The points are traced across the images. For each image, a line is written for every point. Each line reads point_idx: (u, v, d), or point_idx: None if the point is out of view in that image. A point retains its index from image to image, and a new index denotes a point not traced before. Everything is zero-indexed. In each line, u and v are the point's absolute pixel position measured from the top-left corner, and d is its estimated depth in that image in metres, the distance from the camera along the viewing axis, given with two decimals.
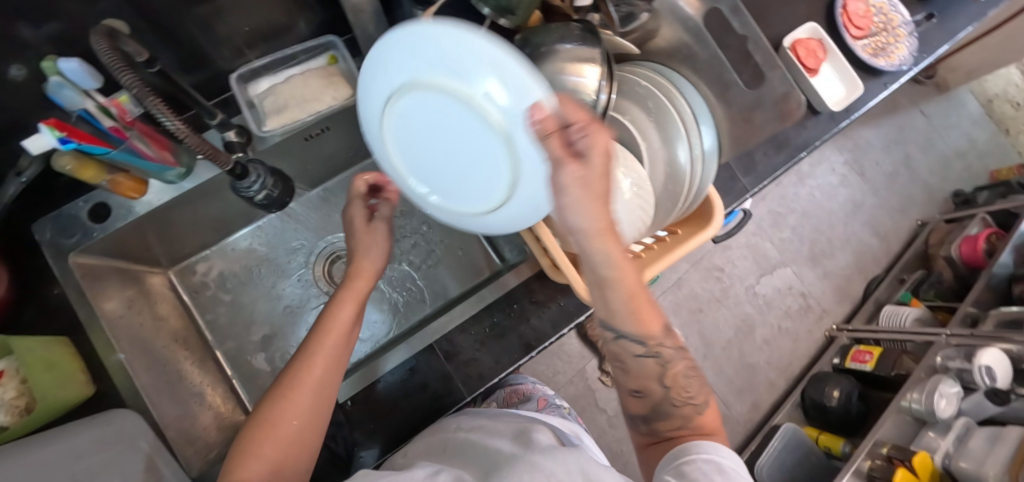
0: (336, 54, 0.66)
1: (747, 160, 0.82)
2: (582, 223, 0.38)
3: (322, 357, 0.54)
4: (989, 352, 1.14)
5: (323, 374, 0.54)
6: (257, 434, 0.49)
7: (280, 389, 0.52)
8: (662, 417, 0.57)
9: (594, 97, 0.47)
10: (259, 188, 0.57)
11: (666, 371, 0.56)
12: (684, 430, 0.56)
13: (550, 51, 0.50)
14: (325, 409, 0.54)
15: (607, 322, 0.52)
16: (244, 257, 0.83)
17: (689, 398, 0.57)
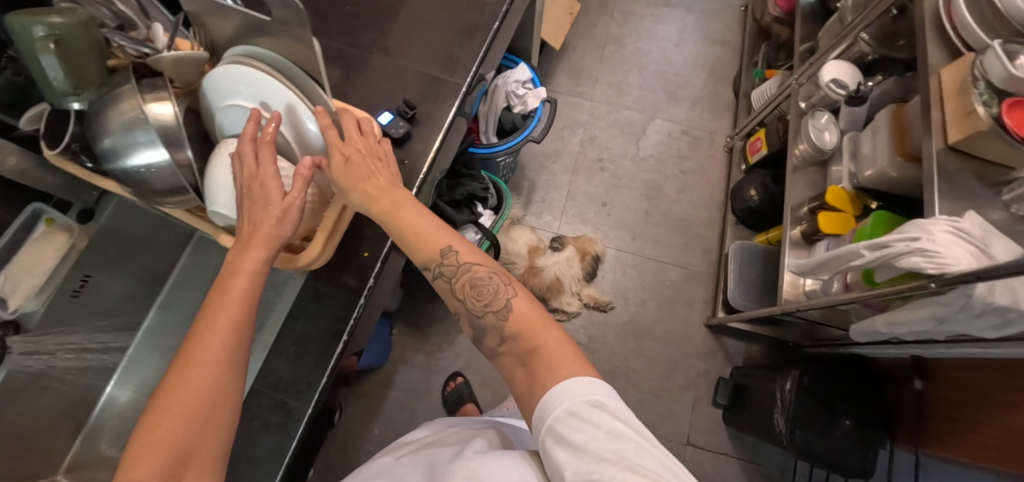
0: (51, 215, 0.70)
1: (449, 60, 0.82)
2: (352, 199, 0.58)
3: (214, 332, 0.48)
4: (828, 66, 1.15)
5: (219, 345, 0.48)
6: (153, 418, 0.44)
7: (177, 372, 0.46)
8: (482, 330, 0.58)
9: (163, 121, 0.52)
10: None
11: (456, 284, 0.59)
12: (510, 344, 0.55)
13: (107, 105, 0.52)
14: (233, 384, 0.48)
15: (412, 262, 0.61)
16: (111, 432, 0.81)
17: (486, 305, 0.57)
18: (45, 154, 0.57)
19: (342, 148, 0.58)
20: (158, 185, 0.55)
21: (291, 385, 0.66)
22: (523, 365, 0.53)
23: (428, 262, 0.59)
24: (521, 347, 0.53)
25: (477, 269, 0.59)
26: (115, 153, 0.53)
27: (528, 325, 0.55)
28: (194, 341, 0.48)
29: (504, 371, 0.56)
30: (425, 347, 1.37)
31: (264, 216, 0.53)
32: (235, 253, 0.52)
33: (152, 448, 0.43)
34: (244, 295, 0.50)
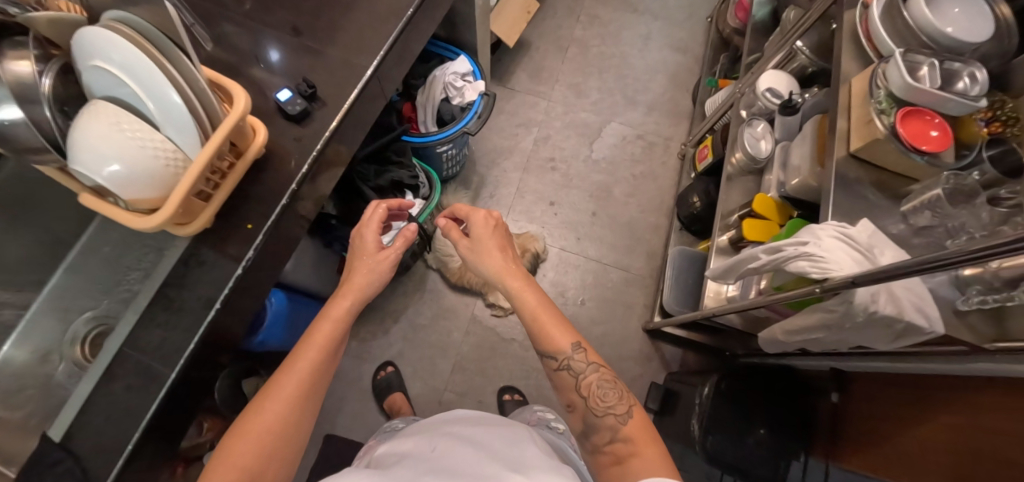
0: None
1: (358, 43, 0.83)
2: (486, 267, 0.88)
3: (298, 369, 0.65)
4: (765, 76, 1.17)
5: (301, 381, 0.64)
6: (243, 427, 0.60)
7: (261, 399, 0.62)
8: (593, 429, 0.74)
9: (20, 80, 0.54)
10: None
11: (581, 384, 0.78)
12: (617, 444, 0.70)
13: None
14: (309, 407, 0.65)
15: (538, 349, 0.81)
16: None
17: (607, 407, 0.74)
18: None
19: (484, 222, 0.91)
20: (17, 141, 0.56)
21: (157, 349, 0.66)
22: (616, 464, 0.68)
23: (555, 355, 0.78)
24: (629, 447, 0.68)
25: (598, 372, 0.78)
26: None
27: (641, 432, 0.70)
28: (284, 374, 0.64)
29: (597, 463, 0.72)
30: (360, 335, 1.37)
31: (356, 284, 0.76)
32: (331, 308, 0.73)
33: (243, 448, 0.58)
34: (327, 341, 0.69)
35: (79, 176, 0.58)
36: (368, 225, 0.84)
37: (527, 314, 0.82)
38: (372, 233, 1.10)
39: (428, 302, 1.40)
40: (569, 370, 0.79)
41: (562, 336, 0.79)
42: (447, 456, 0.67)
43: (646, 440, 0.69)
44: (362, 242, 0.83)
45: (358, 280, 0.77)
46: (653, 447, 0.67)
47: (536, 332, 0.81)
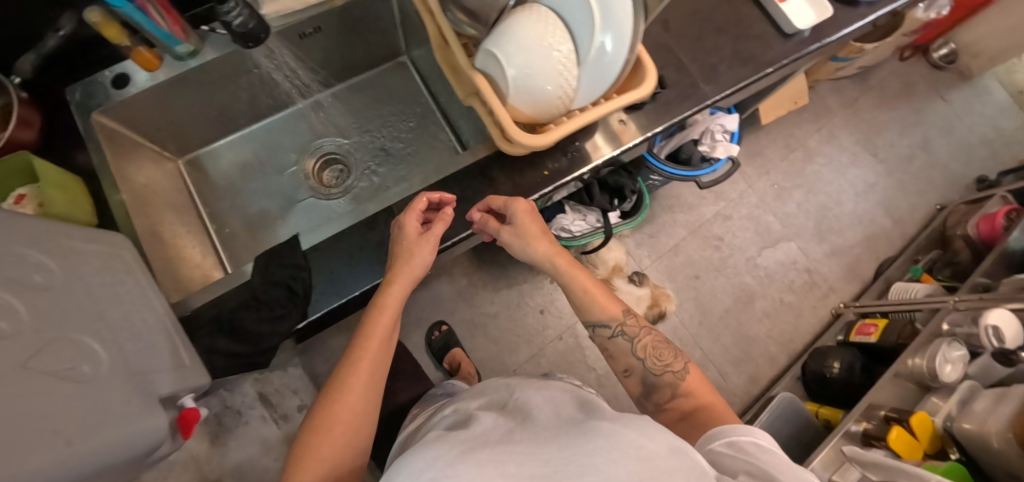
0: None
1: (707, 69, 0.82)
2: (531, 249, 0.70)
3: (364, 356, 0.59)
4: (995, 311, 1.03)
5: (367, 367, 0.58)
6: (313, 433, 0.54)
7: (331, 396, 0.56)
8: (655, 390, 0.66)
9: None
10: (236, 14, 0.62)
11: (637, 346, 0.69)
12: (680, 400, 0.64)
13: None
14: (376, 390, 0.59)
15: (585, 320, 0.71)
16: (239, 159, 0.90)
17: (666, 365, 0.66)
18: None
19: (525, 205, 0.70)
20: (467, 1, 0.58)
21: (417, 225, 0.70)
22: (681, 420, 0.63)
23: (611, 322, 0.69)
24: (692, 402, 0.63)
25: (650, 338, 0.69)
26: None
27: (703, 391, 0.64)
28: (347, 367, 0.58)
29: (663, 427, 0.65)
30: (472, 277, 1.40)
31: (415, 270, 0.65)
32: (382, 293, 0.63)
33: (323, 449, 0.53)
34: (386, 326, 0.62)
35: (488, 61, 0.60)
36: (411, 210, 0.66)
37: (569, 288, 0.70)
38: (566, 214, 1.09)
39: (544, 289, 1.41)
40: (621, 334, 0.69)
41: (601, 303, 0.70)
42: (503, 416, 0.52)
43: (705, 401, 0.63)
44: (403, 237, 0.66)
45: (407, 270, 0.64)
46: (712, 399, 0.63)
47: (578, 301, 0.71)
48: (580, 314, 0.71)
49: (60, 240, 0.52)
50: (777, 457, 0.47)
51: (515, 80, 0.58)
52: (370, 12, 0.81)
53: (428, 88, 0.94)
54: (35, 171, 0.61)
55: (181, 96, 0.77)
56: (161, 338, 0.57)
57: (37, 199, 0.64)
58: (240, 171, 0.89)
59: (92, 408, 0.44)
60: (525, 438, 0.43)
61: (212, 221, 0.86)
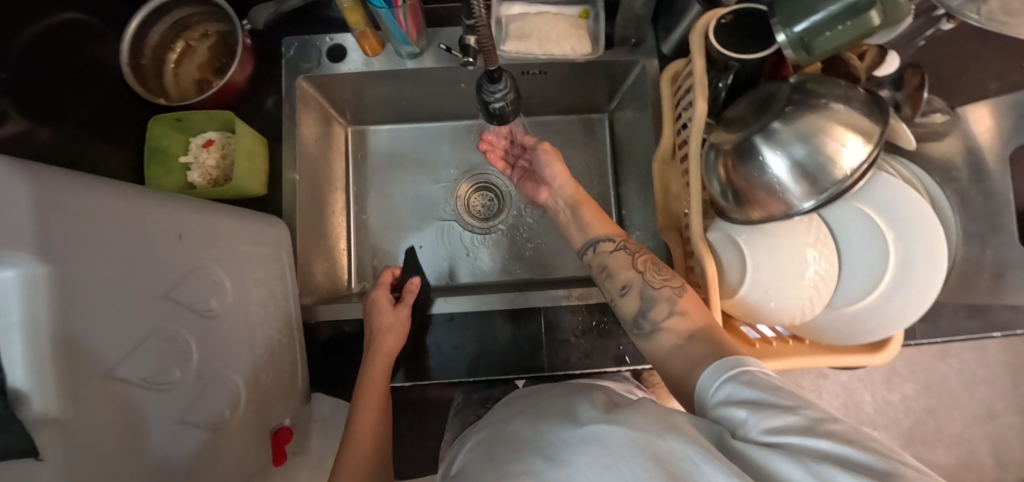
0: (590, 11, 0.67)
1: None
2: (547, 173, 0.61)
3: (368, 408, 0.55)
4: None
5: (372, 412, 0.55)
6: None
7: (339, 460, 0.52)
8: (652, 306, 0.49)
9: (843, 172, 0.45)
10: (500, 98, 0.47)
11: (637, 260, 0.53)
12: (676, 319, 0.47)
13: (824, 106, 0.46)
14: (382, 431, 0.55)
15: (583, 243, 0.57)
16: (402, 149, 0.85)
17: (665, 279, 0.50)
18: (706, 37, 0.51)
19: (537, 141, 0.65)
20: (744, 175, 0.49)
21: (553, 335, 0.65)
22: (679, 347, 0.45)
23: (612, 235, 0.55)
24: (688, 325, 0.46)
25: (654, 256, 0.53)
26: (769, 138, 0.47)
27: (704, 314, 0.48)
28: (353, 422, 0.55)
29: (661, 356, 0.47)
30: None
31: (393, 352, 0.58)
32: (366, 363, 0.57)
33: None
34: (380, 383, 0.57)
35: (729, 246, 0.53)
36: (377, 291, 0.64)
37: (576, 209, 0.58)
38: None
39: None
40: (624, 249, 0.54)
41: (599, 222, 0.57)
42: (492, 464, 0.39)
43: (703, 323, 0.46)
44: (380, 309, 0.61)
45: (392, 344, 0.58)
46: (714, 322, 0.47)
47: (575, 224, 0.58)
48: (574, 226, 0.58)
49: (237, 241, 0.51)
50: (792, 396, 0.33)
51: (754, 287, 0.50)
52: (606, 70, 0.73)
53: (614, 155, 0.85)
54: (234, 130, 0.60)
55: (380, 82, 0.72)
56: (287, 362, 0.57)
57: (223, 150, 0.63)
58: (396, 164, 0.85)
59: (218, 457, 0.44)
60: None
61: (353, 201, 0.83)
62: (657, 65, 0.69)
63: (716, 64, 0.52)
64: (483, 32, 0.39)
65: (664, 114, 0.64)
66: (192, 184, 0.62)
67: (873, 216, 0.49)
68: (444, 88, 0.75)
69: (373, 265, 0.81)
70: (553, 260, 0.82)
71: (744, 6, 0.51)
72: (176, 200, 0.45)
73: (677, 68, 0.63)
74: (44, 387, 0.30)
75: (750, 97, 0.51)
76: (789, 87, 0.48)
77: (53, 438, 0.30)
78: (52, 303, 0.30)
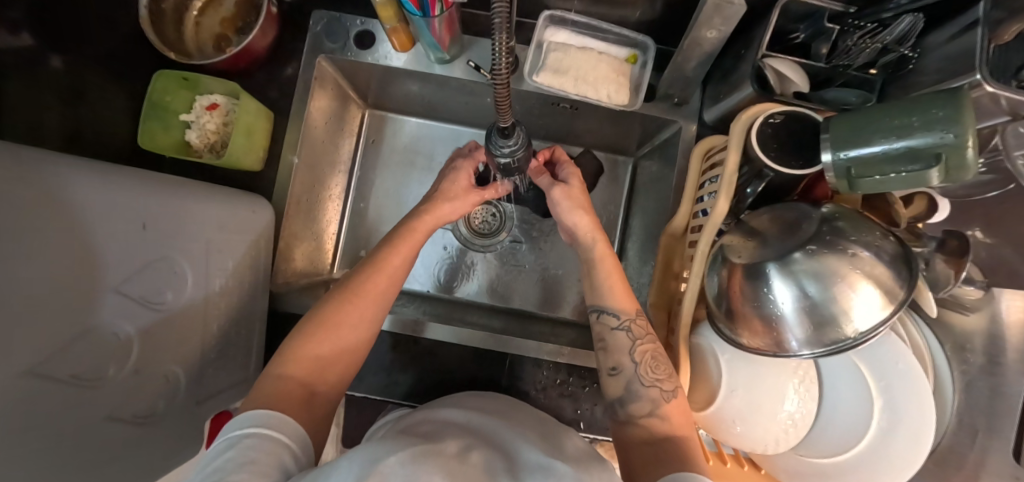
0: (638, 58, 0.62)
1: None
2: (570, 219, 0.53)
3: (383, 269, 0.50)
4: None
5: (377, 284, 0.49)
6: (295, 350, 0.45)
7: (326, 308, 0.48)
8: (634, 400, 0.46)
9: (849, 329, 0.42)
10: (509, 155, 0.44)
11: (639, 346, 0.48)
12: (653, 422, 0.45)
13: (849, 250, 0.42)
14: (376, 321, 0.49)
15: (590, 302, 0.52)
16: (416, 144, 0.82)
17: (658, 379, 0.46)
18: (747, 137, 0.47)
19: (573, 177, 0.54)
20: (747, 295, 0.46)
21: (516, 385, 0.63)
22: (648, 445, 0.44)
23: (622, 311, 0.49)
24: (663, 431, 0.44)
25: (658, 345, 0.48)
26: (783, 267, 0.44)
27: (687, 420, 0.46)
28: (359, 276, 0.49)
29: (625, 444, 0.46)
30: None
31: (443, 219, 0.54)
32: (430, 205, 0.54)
33: (306, 363, 0.45)
34: (401, 263, 0.51)
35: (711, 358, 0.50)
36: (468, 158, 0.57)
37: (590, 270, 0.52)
38: None
39: None
40: (628, 328, 0.49)
41: (617, 292, 0.51)
42: (456, 433, 0.41)
43: (680, 430, 0.44)
44: (451, 195, 0.55)
45: (448, 212, 0.54)
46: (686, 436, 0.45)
47: (589, 281, 0.52)
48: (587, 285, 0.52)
49: (212, 228, 0.49)
50: None
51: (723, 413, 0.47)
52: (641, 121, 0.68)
53: (629, 203, 0.80)
54: (239, 102, 0.57)
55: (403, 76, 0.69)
56: (242, 356, 0.55)
57: (226, 117, 0.61)
58: (406, 159, 0.81)
59: (139, 454, 0.43)
60: (464, 469, 0.34)
61: (354, 187, 0.80)
62: (695, 131, 0.64)
63: (751, 166, 0.48)
64: (500, 60, 0.35)
65: (686, 190, 0.60)
66: (187, 144, 0.60)
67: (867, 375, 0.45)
68: (470, 97, 0.70)
69: (360, 258, 0.79)
70: (540, 295, 0.80)
71: (796, 112, 0.47)
72: (150, 185, 0.44)
73: (712, 147, 0.59)
74: None
75: (775, 213, 0.47)
76: (819, 218, 0.44)
77: None
78: None
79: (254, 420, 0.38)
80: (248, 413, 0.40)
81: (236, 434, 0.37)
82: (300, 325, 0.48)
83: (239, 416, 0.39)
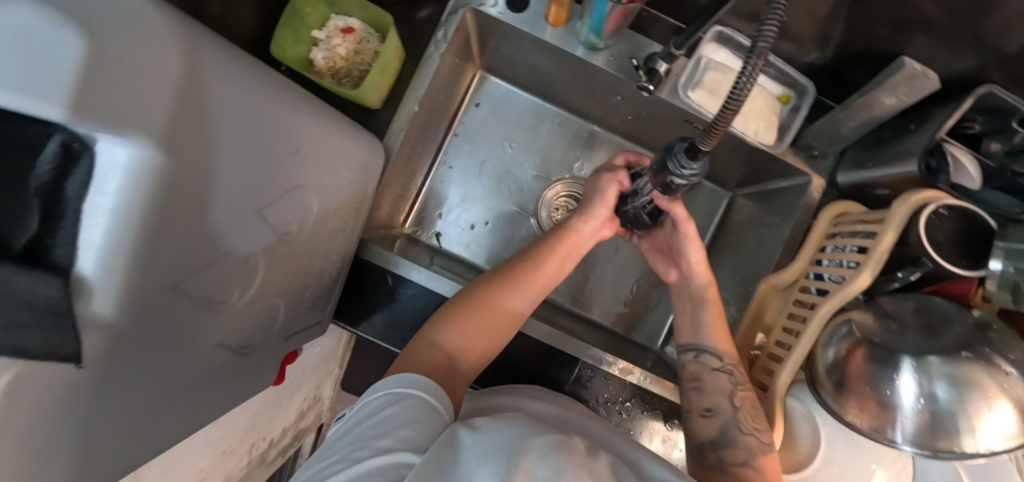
0: (791, 100, 0.60)
1: None
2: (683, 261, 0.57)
3: (538, 266, 0.52)
4: None
5: (530, 281, 0.51)
6: (447, 321, 0.47)
7: (480, 288, 0.49)
8: (729, 445, 0.47)
9: (974, 446, 0.41)
10: (686, 179, 0.42)
11: (738, 392, 0.49)
12: (747, 472, 0.45)
13: (994, 365, 0.41)
14: (517, 314, 0.50)
15: (687, 339, 0.54)
16: (518, 120, 0.78)
17: (756, 427, 0.47)
18: (915, 220, 0.45)
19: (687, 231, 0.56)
20: (869, 380, 0.44)
21: (577, 393, 0.62)
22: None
23: (724, 356, 0.51)
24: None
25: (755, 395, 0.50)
26: (918, 365, 0.42)
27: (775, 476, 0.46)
28: (513, 266, 0.52)
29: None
30: None
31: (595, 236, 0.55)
32: (574, 223, 0.54)
33: (456, 334, 0.46)
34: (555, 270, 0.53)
35: (805, 424, 0.50)
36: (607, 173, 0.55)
37: (699, 307, 0.55)
38: None
39: None
40: (728, 372, 0.51)
41: (721, 335, 0.53)
42: (574, 432, 0.39)
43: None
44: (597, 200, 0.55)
45: (596, 216, 0.54)
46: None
47: (691, 320, 0.54)
48: (687, 328, 0.54)
49: (342, 165, 0.46)
50: None
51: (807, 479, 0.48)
52: (766, 164, 0.66)
53: (713, 237, 0.78)
54: (385, 36, 0.53)
55: (537, 49, 0.65)
56: (323, 298, 0.53)
57: (359, 44, 0.57)
58: (505, 132, 0.78)
59: (227, 381, 0.41)
60: (598, 469, 0.32)
61: (445, 147, 0.77)
62: (822, 189, 0.62)
63: (907, 249, 0.46)
64: (743, 89, 0.33)
65: (804, 247, 0.59)
66: (312, 62, 0.56)
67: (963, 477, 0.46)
68: (600, 90, 0.67)
69: (432, 218, 0.76)
70: (601, 304, 0.79)
71: (973, 212, 0.45)
72: (310, 110, 0.41)
73: (845, 213, 0.57)
74: (109, 284, 0.26)
75: (919, 305, 0.46)
76: (970, 323, 0.43)
77: (96, 342, 0.26)
78: (145, 199, 0.26)
79: (411, 379, 0.38)
80: (401, 373, 0.39)
81: (398, 391, 0.37)
82: (449, 302, 0.49)
83: (390, 376, 0.39)
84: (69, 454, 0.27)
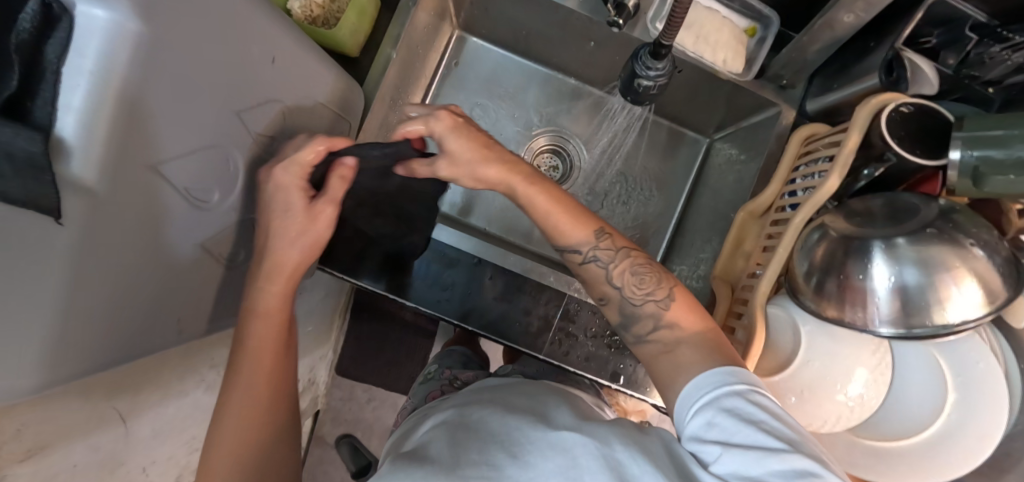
0: (757, 31, 0.62)
1: None
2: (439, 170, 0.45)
3: (256, 357, 0.44)
4: None
5: (263, 376, 0.44)
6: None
7: (220, 428, 0.43)
8: (634, 321, 0.45)
9: (952, 320, 0.42)
10: (653, 79, 0.44)
11: (614, 270, 0.46)
12: (663, 333, 0.44)
13: (958, 241, 0.42)
14: (283, 406, 0.46)
15: (552, 242, 0.48)
16: (498, 78, 0.80)
17: (648, 293, 0.45)
18: (879, 118, 0.47)
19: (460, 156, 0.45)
20: (841, 272, 0.45)
21: (566, 326, 0.62)
22: (666, 351, 0.42)
23: (581, 244, 0.46)
24: (678, 336, 0.43)
25: (632, 256, 0.46)
26: (887, 249, 0.43)
27: (695, 320, 0.44)
28: (235, 382, 0.43)
29: None
30: None
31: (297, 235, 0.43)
32: (254, 295, 0.44)
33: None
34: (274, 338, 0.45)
35: (789, 328, 0.52)
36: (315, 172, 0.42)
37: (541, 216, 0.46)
38: None
39: None
40: (596, 257, 0.46)
41: (568, 221, 0.46)
42: (474, 435, 0.37)
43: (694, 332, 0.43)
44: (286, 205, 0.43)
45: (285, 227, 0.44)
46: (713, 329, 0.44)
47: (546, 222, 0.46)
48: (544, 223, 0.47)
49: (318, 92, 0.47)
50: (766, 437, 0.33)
51: (789, 378, 0.50)
52: (738, 100, 0.67)
53: (695, 183, 0.80)
54: None
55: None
56: None
57: None
58: (485, 91, 0.80)
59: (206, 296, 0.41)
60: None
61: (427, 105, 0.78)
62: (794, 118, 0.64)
63: (873, 148, 0.48)
64: None
65: (779, 169, 0.60)
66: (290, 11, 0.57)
67: (945, 368, 0.52)
68: (573, 36, 0.69)
69: None
70: None
71: (930, 107, 0.47)
72: (285, 26, 0.42)
73: (815, 131, 0.59)
74: (90, 150, 0.27)
75: (886, 200, 0.47)
76: (938, 210, 0.44)
77: (77, 205, 0.27)
78: (129, 65, 0.27)
79: None
80: None
81: None
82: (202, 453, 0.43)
83: None
84: (51, 322, 0.28)
